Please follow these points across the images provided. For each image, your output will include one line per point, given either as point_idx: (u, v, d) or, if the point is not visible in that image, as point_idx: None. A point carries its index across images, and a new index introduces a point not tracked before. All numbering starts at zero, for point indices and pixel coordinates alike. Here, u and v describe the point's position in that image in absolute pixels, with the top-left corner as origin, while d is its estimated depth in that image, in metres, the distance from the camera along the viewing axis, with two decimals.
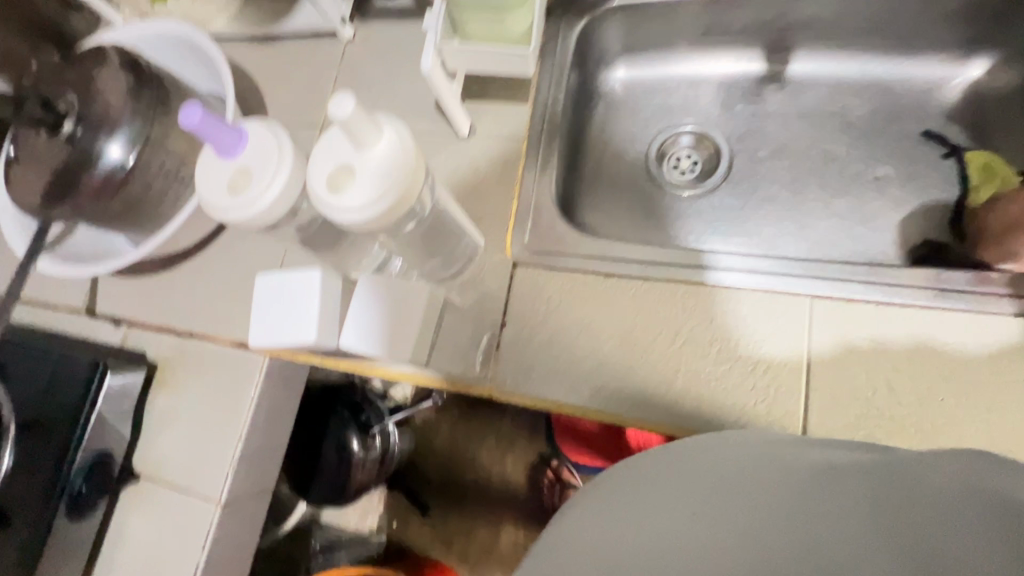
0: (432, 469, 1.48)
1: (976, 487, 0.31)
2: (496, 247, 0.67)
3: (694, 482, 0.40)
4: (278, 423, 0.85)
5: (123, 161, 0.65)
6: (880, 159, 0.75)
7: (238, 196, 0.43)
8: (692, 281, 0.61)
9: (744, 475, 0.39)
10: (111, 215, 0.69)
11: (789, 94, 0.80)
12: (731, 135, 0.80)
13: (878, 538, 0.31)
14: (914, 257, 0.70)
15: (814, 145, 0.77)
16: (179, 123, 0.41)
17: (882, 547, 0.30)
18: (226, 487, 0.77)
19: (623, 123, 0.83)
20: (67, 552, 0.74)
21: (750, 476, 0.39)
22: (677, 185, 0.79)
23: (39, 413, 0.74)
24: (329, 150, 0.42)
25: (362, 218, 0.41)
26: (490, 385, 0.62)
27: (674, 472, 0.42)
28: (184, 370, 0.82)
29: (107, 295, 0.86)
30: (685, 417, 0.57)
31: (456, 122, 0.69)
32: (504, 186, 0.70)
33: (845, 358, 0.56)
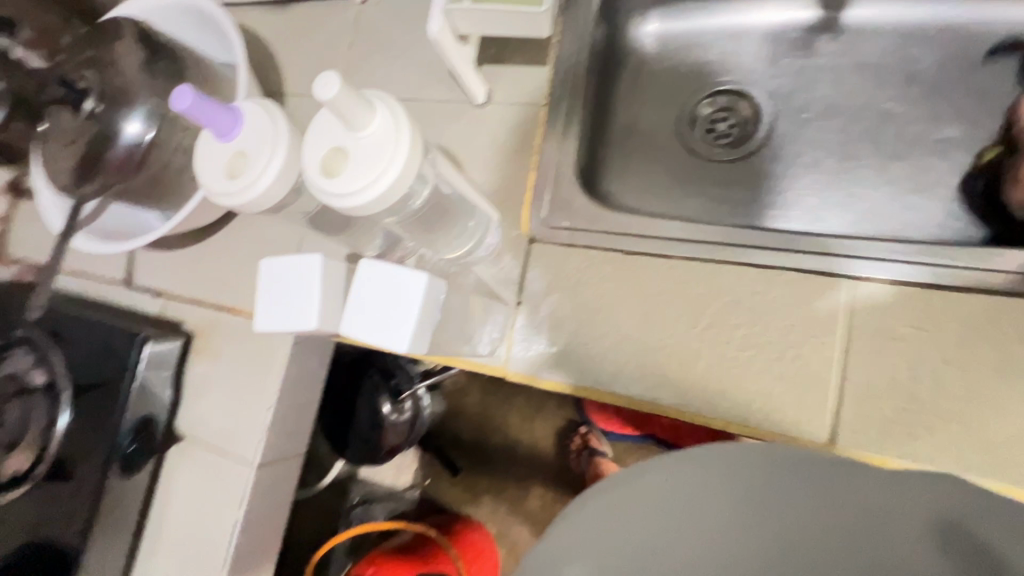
0: (462, 432, 1.52)
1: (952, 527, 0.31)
2: (513, 223, 0.65)
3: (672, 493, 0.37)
4: (307, 391, 0.88)
5: (141, 137, 0.66)
6: (947, 118, 0.66)
7: (235, 180, 0.43)
8: (721, 260, 0.56)
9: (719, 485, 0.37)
10: (136, 191, 0.70)
11: (844, 45, 0.71)
12: (774, 94, 0.73)
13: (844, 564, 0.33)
14: (976, 232, 0.63)
15: (870, 103, 0.69)
16: (172, 107, 0.40)
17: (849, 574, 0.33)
18: (259, 450, 0.81)
19: (655, 82, 0.76)
20: (122, 504, 0.81)
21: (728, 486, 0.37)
22: (712, 152, 0.73)
23: (91, 379, 0.80)
24: (321, 133, 0.40)
25: (359, 202, 0.39)
26: (506, 366, 0.62)
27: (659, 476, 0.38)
28: (217, 340, 0.85)
29: (144, 267, 0.89)
30: (708, 403, 0.55)
31: (471, 90, 0.66)
32: (522, 157, 0.66)
33: (887, 345, 0.51)
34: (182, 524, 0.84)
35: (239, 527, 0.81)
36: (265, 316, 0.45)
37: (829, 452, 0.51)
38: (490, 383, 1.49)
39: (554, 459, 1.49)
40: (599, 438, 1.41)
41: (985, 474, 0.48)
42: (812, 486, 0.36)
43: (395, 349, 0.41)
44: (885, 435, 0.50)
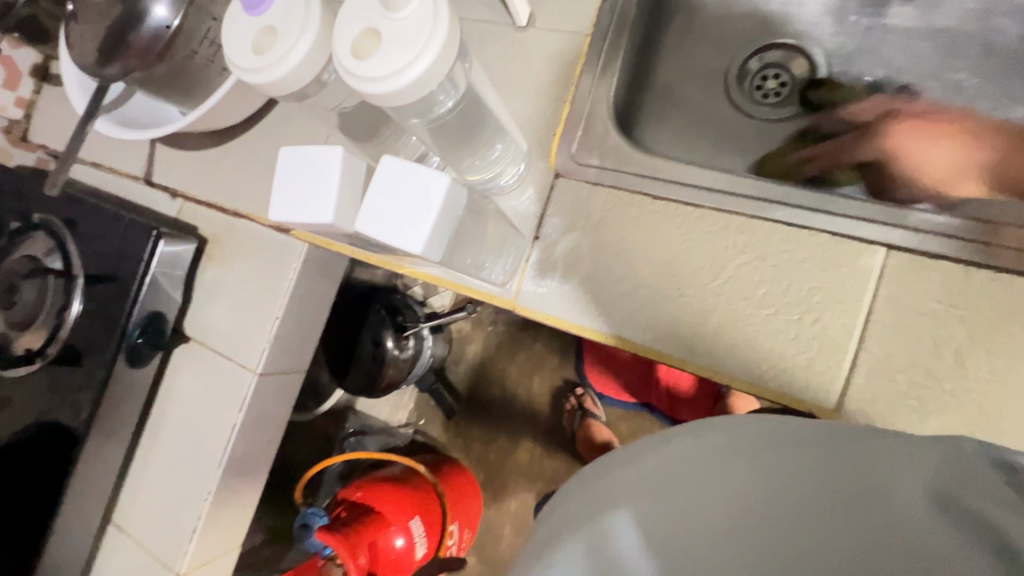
0: (461, 379, 1.54)
1: (943, 496, 0.32)
2: (540, 156, 0.62)
3: (647, 481, 0.42)
4: (311, 311, 0.88)
5: (168, 21, 0.63)
6: (1018, 96, 0.61)
7: (264, 55, 0.41)
8: (758, 216, 0.54)
9: (684, 474, 0.41)
10: (159, 81, 0.68)
11: (923, 7, 0.65)
12: (831, 55, 0.69)
13: (796, 510, 0.35)
14: None
15: (935, 74, 0.65)
16: None
17: (799, 519, 0.35)
18: (261, 359, 0.83)
19: (704, 28, 0.72)
20: (126, 395, 0.82)
21: (690, 476, 0.40)
22: (751, 128, 0.69)
23: (105, 270, 0.81)
24: (357, 13, 0.38)
25: (382, 89, 0.37)
26: (514, 298, 0.61)
27: (650, 465, 0.43)
28: (231, 249, 0.85)
29: (163, 166, 0.88)
30: (713, 358, 0.54)
31: (514, 10, 0.62)
32: (559, 88, 0.63)
33: (914, 320, 0.49)
34: (183, 420, 0.86)
35: (237, 430, 0.83)
36: (279, 204, 0.43)
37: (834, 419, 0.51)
38: (495, 333, 1.50)
39: (547, 415, 1.51)
40: (595, 403, 1.43)
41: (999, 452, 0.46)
42: (794, 470, 0.37)
43: (409, 248, 0.40)
44: (897, 410, 0.49)
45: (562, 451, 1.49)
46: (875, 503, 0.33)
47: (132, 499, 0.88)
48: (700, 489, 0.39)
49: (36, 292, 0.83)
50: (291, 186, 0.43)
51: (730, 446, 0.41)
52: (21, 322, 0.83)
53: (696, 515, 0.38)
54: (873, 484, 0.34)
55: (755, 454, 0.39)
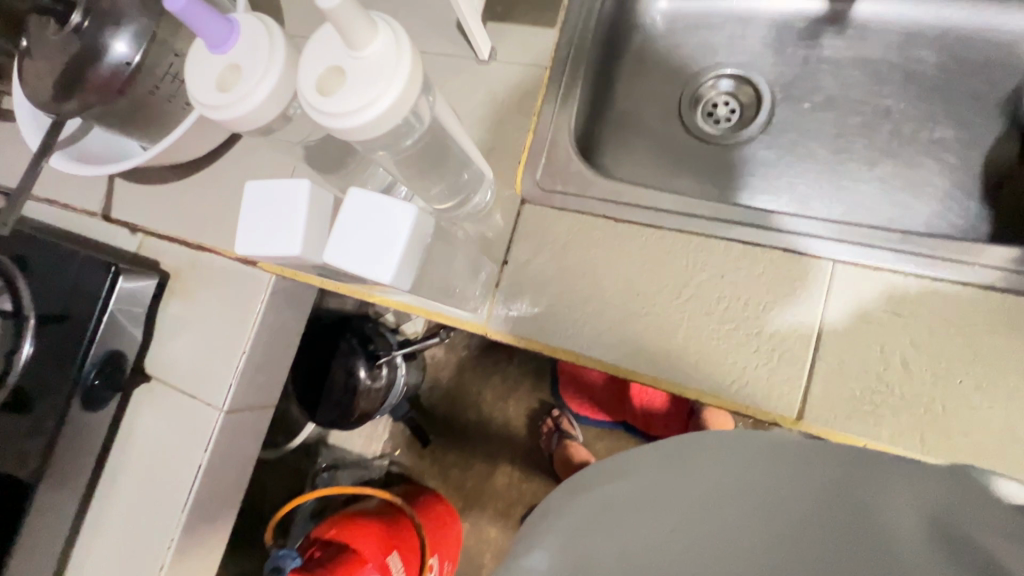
0: (435, 407, 1.52)
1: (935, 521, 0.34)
2: (506, 183, 0.64)
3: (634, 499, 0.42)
4: (279, 343, 0.86)
5: (129, 58, 0.63)
6: (940, 119, 0.67)
7: (227, 92, 0.41)
8: (716, 236, 0.57)
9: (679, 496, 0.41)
10: (121, 116, 0.67)
11: (849, 42, 0.71)
12: (776, 82, 0.73)
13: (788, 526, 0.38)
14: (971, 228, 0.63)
15: (867, 99, 0.70)
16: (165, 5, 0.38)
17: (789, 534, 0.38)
18: (228, 396, 0.80)
19: (657, 61, 0.76)
20: (81, 440, 0.78)
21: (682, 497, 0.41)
22: (705, 152, 0.73)
23: (59, 310, 0.77)
24: (322, 51, 0.39)
25: (352, 125, 0.38)
26: (485, 323, 0.62)
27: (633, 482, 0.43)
28: (195, 283, 0.83)
29: (121, 200, 0.86)
30: (680, 374, 0.56)
31: (476, 44, 0.64)
32: (521, 117, 0.65)
33: (863, 329, 0.52)
34: (143, 464, 0.82)
35: (202, 472, 0.80)
36: (245, 237, 0.43)
37: (797, 428, 0.53)
38: (469, 357, 1.50)
39: (524, 439, 1.50)
40: (572, 424, 1.43)
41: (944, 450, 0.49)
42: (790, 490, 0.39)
43: (379, 278, 0.40)
44: (853, 415, 0.51)
45: (541, 474, 1.48)
46: (867, 526, 0.36)
47: (87, 551, 0.82)
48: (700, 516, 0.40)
49: None
50: (257, 219, 0.43)
51: (724, 465, 0.41)
52: None
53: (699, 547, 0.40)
54: (867, 510, 0.37)
55: (746, 472, 0.41)
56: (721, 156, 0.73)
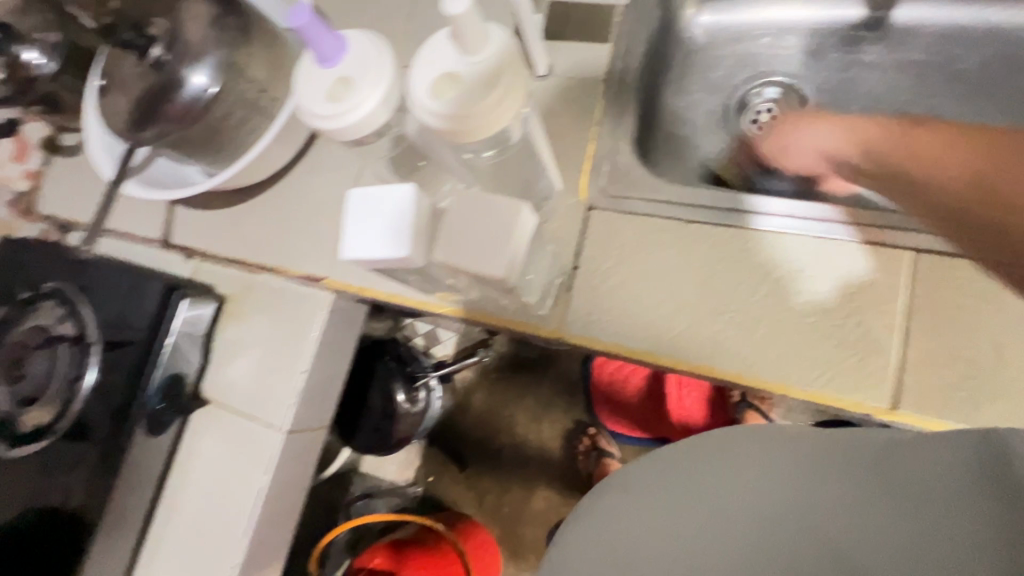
0: (469, 431, 1.50)
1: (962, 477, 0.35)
2: (571, 190, 0.65)
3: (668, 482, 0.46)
4: (336, 362, 0.85)
5: (205, 88, 0.66)
6: (988, 115, 0.69)
7: (337, 104, 0.43)
8: (785, 231, 0.58)
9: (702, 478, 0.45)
10: (193, 143, 0.69)
11: (891, 45, 0.73)
12: (820, 88, 0.76)
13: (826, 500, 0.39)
14: None
15: (914, 101, 0.72)
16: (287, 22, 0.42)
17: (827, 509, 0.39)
18: (289, 416, 0.79)
19: (701, 74, 0.79)
20: (143, 466, 0.78)
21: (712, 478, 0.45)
22: (754, 157, 0.75)
23: (122, 336, 0.78)
24: (432, 57, 0.41)
25: (458, 129, 0.40)
26: (560, 327, 0.62)
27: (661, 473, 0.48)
28: (251, 305, 0.83)
29: (176, 227, 0.87)
30: (762, 370, 0.56)
31: (535, 60, 0.66)
32: (583, 127, 0.67)
33: (946, 314, 0.53)
34: (203, 490, 0.80)
35: (264, 495, 0.78)
36: (353, 242, 0.45)
37: (891, 418, 0.52)
38: (500, 378, 1.49)
39: (561, 460, 1.46)
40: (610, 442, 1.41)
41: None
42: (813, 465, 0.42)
43: (491, 272, 0.43)
44: (947, 402, 0.51)
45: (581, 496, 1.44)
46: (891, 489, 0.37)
47: None
48: (755, 507, 0.41)
49: (47, 365, 0.80)
50: (364, 224, 0.45)
51: (754, 448, 0.45)
52: (30, 397, 0.80)
53: (761, 532, 0.40)
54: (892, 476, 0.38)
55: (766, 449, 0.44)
56: None
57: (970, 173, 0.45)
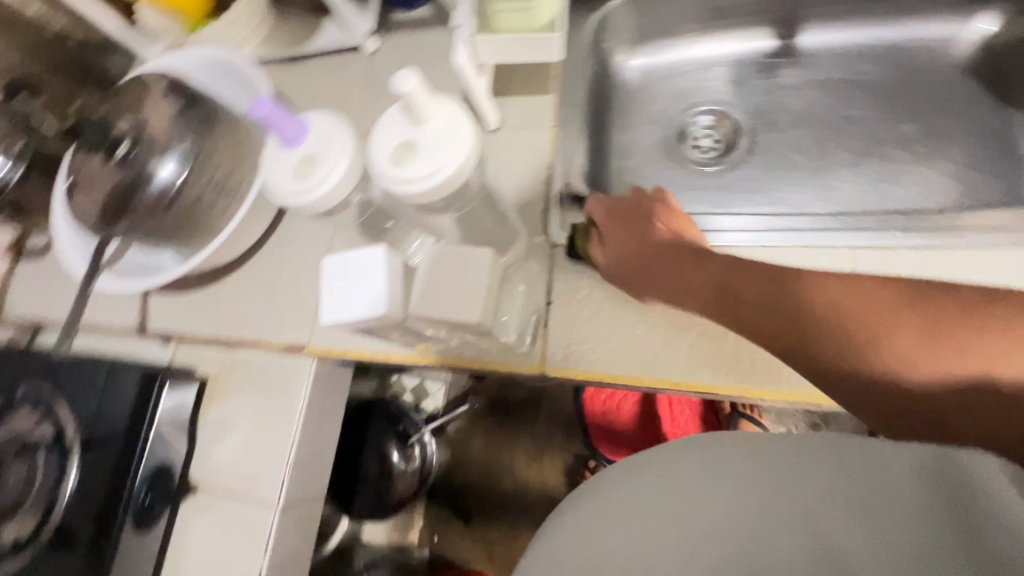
0: (470, 483, 1.47)
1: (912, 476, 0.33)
2: (535, 229, 0.69)
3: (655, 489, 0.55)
4: (325, 428, 0.83)
5: (173, 179, 0.68)
6: (900, 117, 0.76)
7: (304, 181, 0.46)
8: (733, 245, 0.63)
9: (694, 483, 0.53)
10: (165, 231, 0.72)
11: (804, 67, 0.81)
12: (750, 110, 0.82)
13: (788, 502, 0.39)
14: (960, 202, 0.70)
15: (834, 111, 0.79)
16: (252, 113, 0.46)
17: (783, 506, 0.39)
18: (283, 490, 0.76)
19: (641, 110, 0.85)
20: (132, 568, 0.74)
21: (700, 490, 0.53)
22: (699, 177, 0.80)
23: (103, 431, 0.76)
24: (389, 128, 0.45)
25: (418, 190, 0.43)
26: (541, 362, 0.64)
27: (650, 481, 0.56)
28: (233, 383, 0.82)
29: (152, 314, 0.87)
30: (736, 376, 0.59)
31: (485, 116, 0.71)
32: (538, 170, 0.71)
33: None
34: None
35: None
36: (332, 306, 0.47)
37: None
38: (495, 423, 1.48)
39: None
40: None
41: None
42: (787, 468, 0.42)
43: (469, 319, 0.45)
44: None
45: None
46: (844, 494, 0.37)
47: None
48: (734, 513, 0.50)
49: (25, 472, 0.77)
50: (341, 288, 0.47)
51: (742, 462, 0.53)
52: (8, 509, 0.76)
53: None
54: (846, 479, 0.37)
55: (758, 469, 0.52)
56: (715, 176, 0.80)
57: (874, 344, 0.43)
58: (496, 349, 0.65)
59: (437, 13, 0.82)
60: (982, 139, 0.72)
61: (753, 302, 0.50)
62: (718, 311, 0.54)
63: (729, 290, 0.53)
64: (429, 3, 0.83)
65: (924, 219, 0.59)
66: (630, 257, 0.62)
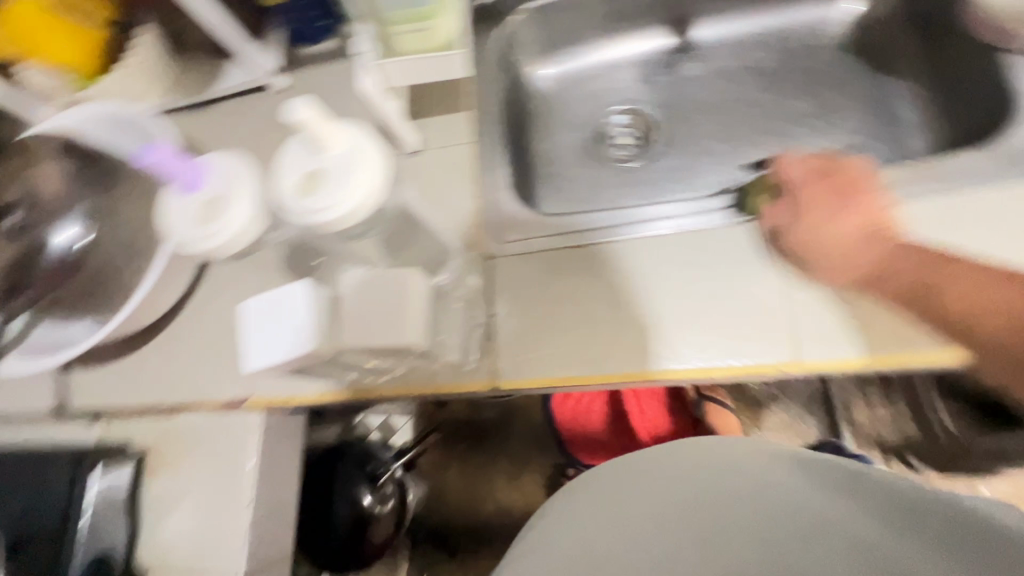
0: (452, 516, 1.41)
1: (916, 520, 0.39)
2: (469, 245, 0.68)
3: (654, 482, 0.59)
4: (284, 485, 0.77)
5: (71, 245, 0.66)
6: (795, 95, 0.82)
7: (208, 225, 0.44)
8: (659, 233, 0.65)
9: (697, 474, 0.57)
10: (71, 299, 0.66)
11: (702, 59, 0.86)
12: (660, 104, 0.86)
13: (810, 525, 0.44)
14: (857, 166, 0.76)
15: (736, 97, 0.83)
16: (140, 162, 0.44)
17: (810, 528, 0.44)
18: (244, 559, 0.69)
19: (559, 117, 0.87)
20: None
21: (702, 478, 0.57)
22: (622, 173, 0.82)
23: (32, 526, 0.69)
24: (290, 159, 0.43)
25: (329, 218, 0.42)
26: (492, 376, 0.63)
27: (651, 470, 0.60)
28: (174, 453, 0.74)
29: (72, 394, 0.79)
30: (682, 359, 0.60)
31: (404, 138, 0.71)
32: (464, 185, 0.71)
33: (811, 266, 0.60)
34: None
35: None
36: (255, 353, 0.46)
37: (799, 369, 0.57)
38: (468, 447, 1.45)
39: None
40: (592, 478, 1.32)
41: (927, 348, 0.56)
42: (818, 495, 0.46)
43: (398, 345, 0.45)
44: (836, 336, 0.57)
45: None
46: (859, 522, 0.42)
47: None
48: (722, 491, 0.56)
49: None
50: (262, 332, 0.45)
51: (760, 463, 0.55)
52: None
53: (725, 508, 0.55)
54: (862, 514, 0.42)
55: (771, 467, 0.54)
56: (637, 171, 0.82)
57: (858, 280, 0.59)
58: (448, 371, 0.64)
59: (344, 44, 0.82)
60: (869, 107, 0.79)
61: (934, 294, 0.54)
62: (900, 290, 0.57)
63: (924, 288, 0.55)
64: (335, 36, 0.82)
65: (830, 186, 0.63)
66: (825, 247, 0.61)
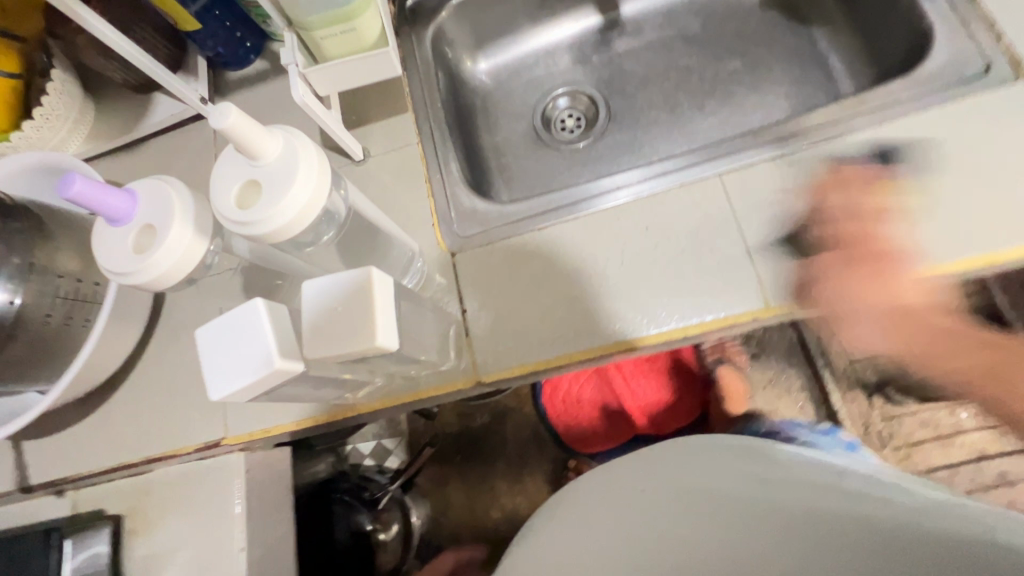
0: (460, 530, 1.37)
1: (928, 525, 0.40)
2: (431, 246, 0.67)
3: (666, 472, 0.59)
4: (278, 522, 0.73)
5: (7, 303, 0.58)
6: (726, 56, 0.84)
7: (145, 254, 0.42)
8: (617, 204, 0.65)
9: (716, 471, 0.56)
10: (17, 365, 0.61)
11: (633, 34, 0.87)
12: (599, 83, 0.87)
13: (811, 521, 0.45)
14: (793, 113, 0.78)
15: (671, 65, 0.85)
16: (71, 190, 0.39)
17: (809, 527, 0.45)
18: None
19: (502, 109, 0.87)
20: None
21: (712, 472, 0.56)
22: (573, 154, 0.83)
23: None
24: (227, 174, 0.42)
25: (276, 226, 0.40)
26: (474, 372, 0.62)
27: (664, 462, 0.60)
28: (155, 511, 0.70)
29: (32, 466, 0.73)
30: (658, 323, 0.60)
31: (349, 147, 0.69)
32: (417, 185, 0.70)
33: (769, 212, 0.61)
34: None
35: None
36: (218, 378, 0.42)
37: (771, 313, 0.58)
38: (465, 458, 1.41)
39: None
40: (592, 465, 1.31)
41: (913, 267, 0.55)
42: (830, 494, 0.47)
43: (367, 346, 0.42)
44: (800, 274, 0.58)
45: None
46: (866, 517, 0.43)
47: None
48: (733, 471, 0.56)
49: None
50: (225, 356, 0.42)
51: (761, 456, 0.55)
52: None
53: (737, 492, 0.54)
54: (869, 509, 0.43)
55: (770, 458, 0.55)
56: (588, 149, 0.83)
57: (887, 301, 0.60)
58: (429, 374, 0.63)
59: (273, 63, 0.80)
60: (797, 58, 0.81)
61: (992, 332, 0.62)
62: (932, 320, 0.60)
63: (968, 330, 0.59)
64: (263, 57, 0.80)
65: (774, 131, 0.64)
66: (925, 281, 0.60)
